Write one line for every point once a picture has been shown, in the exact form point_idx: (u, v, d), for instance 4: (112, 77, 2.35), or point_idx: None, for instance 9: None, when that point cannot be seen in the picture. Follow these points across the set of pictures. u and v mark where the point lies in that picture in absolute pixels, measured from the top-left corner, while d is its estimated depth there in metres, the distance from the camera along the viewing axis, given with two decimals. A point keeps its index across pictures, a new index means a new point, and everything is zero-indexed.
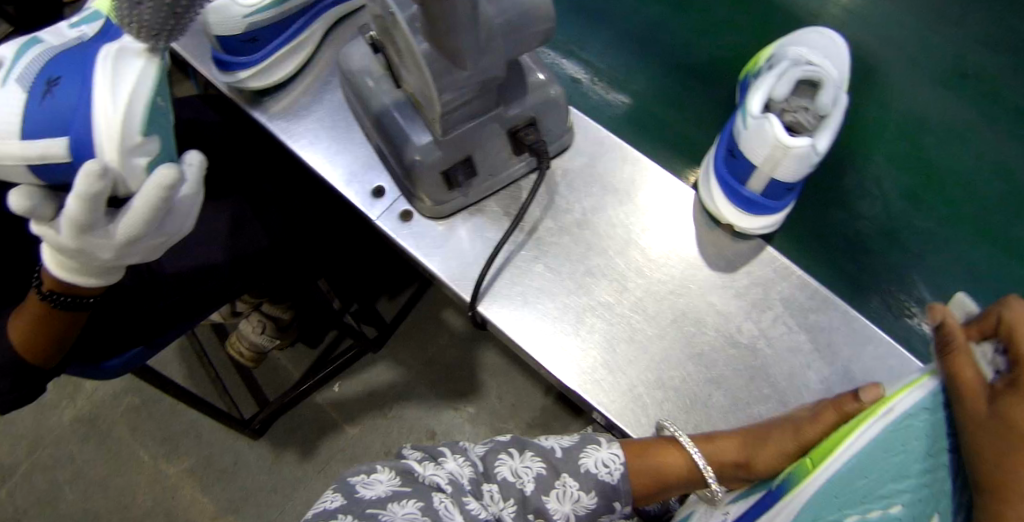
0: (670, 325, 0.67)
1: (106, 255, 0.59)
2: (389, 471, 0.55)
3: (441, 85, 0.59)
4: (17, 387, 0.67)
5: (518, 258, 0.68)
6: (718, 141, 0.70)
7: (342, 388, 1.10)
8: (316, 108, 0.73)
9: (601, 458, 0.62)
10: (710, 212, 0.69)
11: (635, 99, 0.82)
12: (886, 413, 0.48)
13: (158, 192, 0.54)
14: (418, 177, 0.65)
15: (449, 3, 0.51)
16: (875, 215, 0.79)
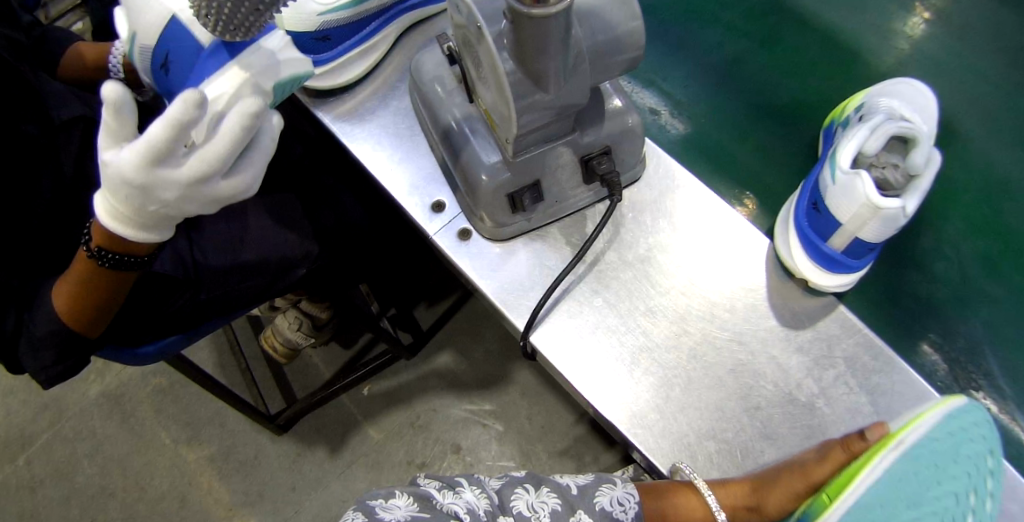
0: (727, 376, 0.62)
1: (169, 197, 0.56)
2: (407, 498, 0.56)
3: (520, 106, 0.57)
4: (61, 359, 0.68)
5: (577, 290, 0.64)
6: (801, 191, 0.68)
7: (370, 392, 1.08)
8: (380, 112, 0.71)
9: (616, 497, 0.62)
10: (784, 264, 0.66)
11: (707, 133, 0.79)
12: (897, 447, 0.59)
13: (240, 121, 0.53)
14: (484, 198, 0.63)
15: (544, 24, 0.49)
16: (950, 276, 0.75)
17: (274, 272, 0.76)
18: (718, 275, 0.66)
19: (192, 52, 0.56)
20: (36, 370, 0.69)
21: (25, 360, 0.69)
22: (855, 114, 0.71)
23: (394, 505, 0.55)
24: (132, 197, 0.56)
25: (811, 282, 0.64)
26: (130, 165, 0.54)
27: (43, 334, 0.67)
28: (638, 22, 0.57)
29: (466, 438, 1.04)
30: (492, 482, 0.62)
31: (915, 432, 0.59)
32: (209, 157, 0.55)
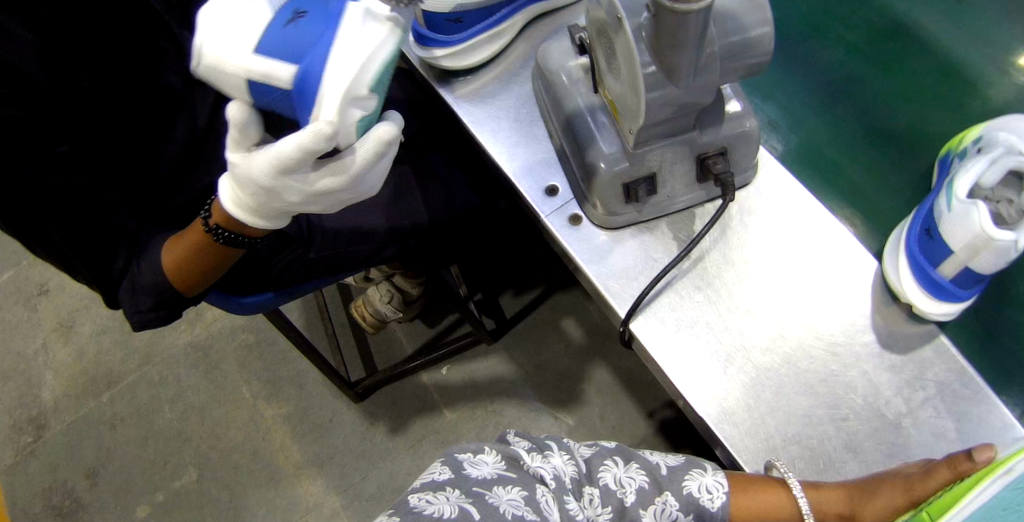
0: (817, 385, 0.63)
1: (293, 199, 0.60)
2: (496, 455, 0.56)
3: (648, 98, 0.58)
4: (158, 307, 0.71)
5: (678, 284, 0.66)
6: (912, 217, 0.68)
7: (448, 372, 1.14)
8: (501, 96, 0.74)
9: (705, 483, 0.60)
10: (892, 288, 0.66)
11: (808, 143, 0.82)
12: (1003, 474, 0.47)
13: (376, 147, 0.57)
14: (599, 185, 0.65)
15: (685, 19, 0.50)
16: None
17: (382, 239, 0.80)
18: (819, 287, 0.66)
19: (283, 99, 0.51)
20: (129, 311, 0.71)
21: (121, 301, 0.71)
22: (972, 147, 0.70)
23: (481, 462, 0.55)
24: (261, 197, 0.60)
25: (916, 307, 0.64)
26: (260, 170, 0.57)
27: (145, 283, 0.69)
28: (770, 25, 0.58)
29: (534, 428, 1.08)
30: (577, 449, 0.62)
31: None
32: (337, 173, 0.58)
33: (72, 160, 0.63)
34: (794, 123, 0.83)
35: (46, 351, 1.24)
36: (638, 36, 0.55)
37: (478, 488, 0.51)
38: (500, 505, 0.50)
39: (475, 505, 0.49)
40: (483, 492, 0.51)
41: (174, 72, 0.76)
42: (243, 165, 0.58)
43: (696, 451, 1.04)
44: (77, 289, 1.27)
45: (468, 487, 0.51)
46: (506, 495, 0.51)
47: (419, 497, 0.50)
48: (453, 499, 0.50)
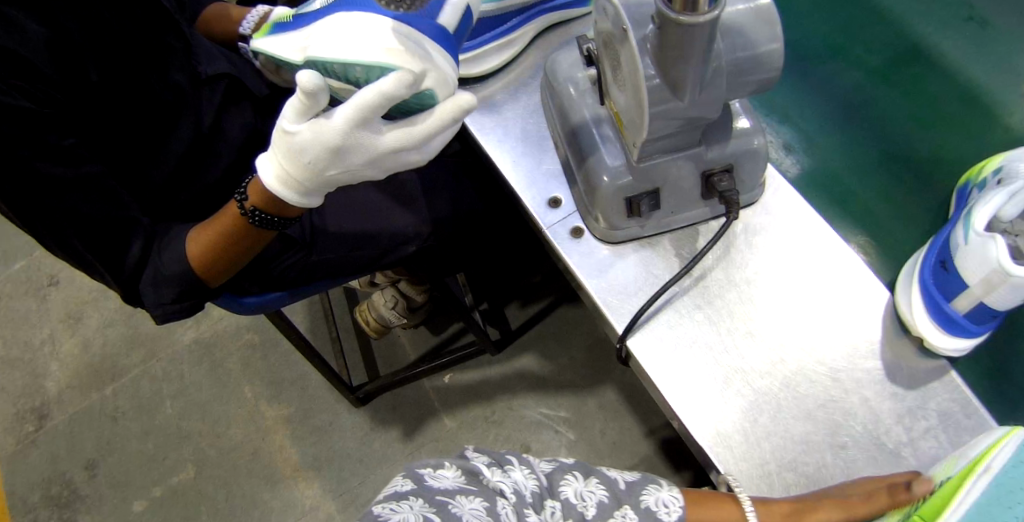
0: (817, 411, 0.61)
1: (359, 161, 0.60)
2: (456, 470, 0.54)
3: (653, 113, 0.57)
4: (182, 298, 0.71)
5: (677, 301, 0.65)
6: (927, 249, 0.65)
7: (451, 379, 1.13)
8: (509, 106, 0.74)
9: (661, 497, 0.60)
10: (902, 321, 0.64)
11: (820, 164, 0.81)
12: (985, 472, 0.54)
13: (453, 110, 0.58)
14: (601, 198, 0.64)
15: (689, 33, 0.50)
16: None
17: (385, 245, 0.80)
18: (826, 312, 0.65)
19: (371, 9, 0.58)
20: (151, 304, 0.71)
21: (143, 295, 0.71)
22: (993, 178, 0.68)
23: (441, 474, 0.54)
24: (325, 160, 0.59)
25: (927, 341, 0.62)
26: (335, 131, 0.57)
27: (168, 273, 0.69)
28: (781, 42, 0.57)
29: (536, 440, 1.07)
30: (537, 464, 0.60)
31: (999, 456, 0.54)
32: (414, 135, 0.59)
33: (79, 152, 0.64)
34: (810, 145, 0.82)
35: (53, 342, 1.26)
36: (644, 47, 0.55)
37: (435, 497, 0.50)
38: (465, 515, 0.49)
39: (436, 513, 0.48)
40: (444, 501, 0.50)
41: (185, 70, 0.77)
42: (316, 126, 0.57)
43: (697, 471, 1.02)
44: (86, 282, 1.29)
45: (427, 494, 0.51)
46: (470, 507, 0.50)
47: (384, 506, 0.49)
48: (417, 506, 0.49)
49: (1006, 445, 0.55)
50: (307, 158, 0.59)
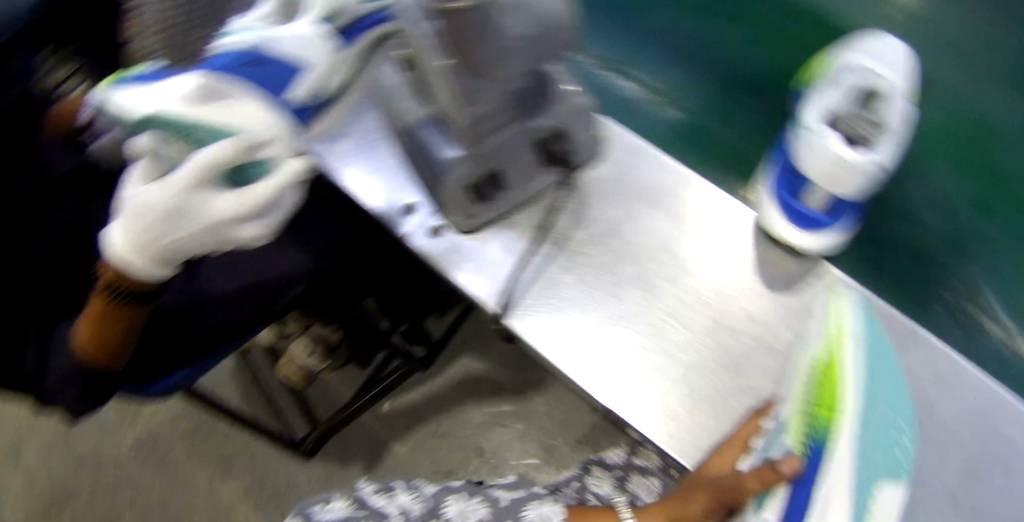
0: (708, 334, 0.65)
1: (191, 227, 0.57)
2: (345, 501, 0.60)
3: (471, 100, 0.59)
4: (86, 392, 0.71)
5: (545, 273, 0.67)
6: (773, 157, 0.71)
7: (390, 407, 1.13)
8: (349, 133, 0.75)
9: (544, 512, 0.57)
10: (766, 232, 0.68)
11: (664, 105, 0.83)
12: (853, 335, 0.54)
13: (285, 179, 0.56)
14: (446, 193, 0.65)
15: None
16: (941, 221, 0.77)
17: (268, 295, 0.80)
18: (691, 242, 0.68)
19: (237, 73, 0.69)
20: (66, 404, 0.72)
21: (54, 397, 0.73)
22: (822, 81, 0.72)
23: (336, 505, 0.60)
24: (159, 225, 0.56)
25: (795, 245, 0.66)
26: (169, 189, 0.55)
27: (65, 371, 0.71)
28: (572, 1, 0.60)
29: (488, 443, 1.09)
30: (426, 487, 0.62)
31: (851, 321, 0.56)
32: (248, 202, 0.57)
33: None
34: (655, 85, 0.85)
35: None
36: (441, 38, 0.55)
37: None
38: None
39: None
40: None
41: (32, 177, 0.75)
42: (152, 189, 0.55)
43: None
44: (8, 412, 1.25)
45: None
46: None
47: None
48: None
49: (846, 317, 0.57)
50: (144, 220, 0.56)
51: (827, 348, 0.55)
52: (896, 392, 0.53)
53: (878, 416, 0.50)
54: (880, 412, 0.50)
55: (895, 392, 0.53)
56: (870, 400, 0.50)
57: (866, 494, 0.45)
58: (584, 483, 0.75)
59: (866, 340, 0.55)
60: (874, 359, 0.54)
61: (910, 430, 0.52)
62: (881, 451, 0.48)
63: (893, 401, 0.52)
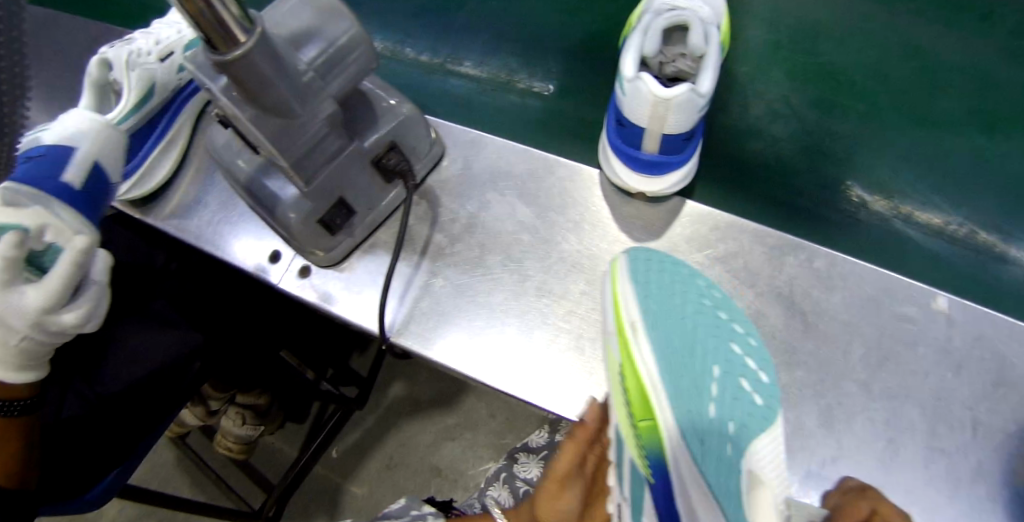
0: (583, 298, 0.67)
1: (17, 324, 0.58)
2: None
3: (284, 143, 0.58)
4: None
5: (415, 282, 0.68)
6: (607, 114, 0.74)
7: (340, 452, 1.11)
8: (202, 202, 0.77)
9: None
10: (621, 188, 0.72)
11: (503, 91, 0.86)
12: (636, 327, 0.57)
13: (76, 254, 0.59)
14: (298, 233, 0.67)
15: (250, 64, 0.49)
16: (788, 131, 0.89)
17: (172, 375, 0.72)
18: (546, 215, 0.70)
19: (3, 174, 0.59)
20: None
21: None
22: (637, 33, 0.75)
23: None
24: None
25: (648, 191, 0.71)
26: None
27: None
28: (352, 22, 0.60)
29: (443, 458, 1.10)
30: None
31: (630, 309, 0.58)
32: (50, 289, 0.59)
33: None
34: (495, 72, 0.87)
35: None
36: (231, 95, 0.54)
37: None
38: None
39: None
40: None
41: None
42: None
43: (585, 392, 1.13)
44: None
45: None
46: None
47: None
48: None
49: (621, 288, 0.59)
50: None
51: (621, 349, 0.59)
52: (710, 341, 0.58)
53: (690, 378, 0.56)
54: (689, 374, 0.56)
55: (694, 349, 0.57)
56: (678, 373, 0.56)
57: (729, 468, 0.54)
58: (511, 472, 0.77)
59: (650, 323, 0.57)
60: (669, 341, 0.57)
61: (723, 368, 0.57)
62: (716, 429, 0.55)
63: (721, 352, 0.57)
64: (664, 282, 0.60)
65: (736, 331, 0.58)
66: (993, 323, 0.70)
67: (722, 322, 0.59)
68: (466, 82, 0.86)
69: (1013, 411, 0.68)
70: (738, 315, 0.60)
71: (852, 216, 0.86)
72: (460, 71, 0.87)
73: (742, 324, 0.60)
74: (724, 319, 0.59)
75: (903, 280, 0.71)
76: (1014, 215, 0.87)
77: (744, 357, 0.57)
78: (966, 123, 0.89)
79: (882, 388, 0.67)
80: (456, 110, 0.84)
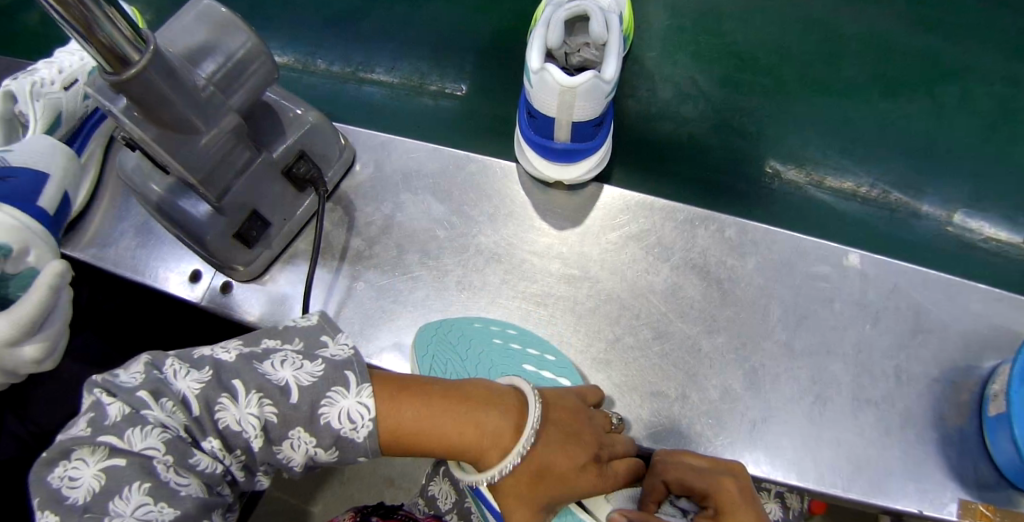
0: (503, 288, 0.69)
1: None
2: None
3: (187, 159, 0.57)
4: None
5: (336, 286, 0.69)
6: (521, 108, 0.75)
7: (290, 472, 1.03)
8: (121, 230, 0.76)
9: (347, 410, 0.50)
10: (539, 179, 0.73)
11: (417, 92, 0.90)
12: None
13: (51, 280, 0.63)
14: (215, 249, 0.66)
15: (143, 81, 0.49)
16: (700, 112, 0.92)
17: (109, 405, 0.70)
18: (462, 208, 0.72)
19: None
20: None
21: None
22: (540, 26, 0.77)
23: (186, 377, 0.49)
24: None
25: (563, 180, 0.72)
26: None
27: None
28: (249, 33, 0.60)
29: (396, 467, 1.03)
30: (280, 371, 0.50)
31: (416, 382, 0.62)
32: (16, 320, 0.60)
33: None
34: (408, 76, 0.90)
35: None
36: (133, 117, 0.53)
37: (165, 432, 0.46)
38: (204, 463, 0.47)
39: (173, 467, 0.46)
40: (183, 441, 0.47)
41: None
42: None
43: None
44: None
45: (151, 435, 0.45)
46: (203, 444, 0.48)
47: None
48: (95, 460, 0.44)
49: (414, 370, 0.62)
50: None
51: None
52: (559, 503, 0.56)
53: None
54: None
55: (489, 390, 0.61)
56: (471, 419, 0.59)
57: None
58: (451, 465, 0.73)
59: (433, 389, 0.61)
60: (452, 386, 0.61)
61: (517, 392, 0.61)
62: None
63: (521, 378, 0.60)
64: (444, 339, 0.65)
65: (528, 353, 0.64)
66: (906, 273, 0.72)
67: (512, 351, 0.64)
68: (380, 89, 0.90)
69: (932, 355, 0.70)
70: (527, 337, 0.66)
71: (767, 188, 0.90)
72: (373, 79, 0.90)
73: (536, 345, 0.65)
74: (515, 347, 0.65)
75: (816, 240, 0.72)
76: (921, 171, 0.91)
77: (534, 371, 0.63)
78: (864, 90, 0.94)
79: (803, 346, 0.69)
80: (377, 121, 0.88)
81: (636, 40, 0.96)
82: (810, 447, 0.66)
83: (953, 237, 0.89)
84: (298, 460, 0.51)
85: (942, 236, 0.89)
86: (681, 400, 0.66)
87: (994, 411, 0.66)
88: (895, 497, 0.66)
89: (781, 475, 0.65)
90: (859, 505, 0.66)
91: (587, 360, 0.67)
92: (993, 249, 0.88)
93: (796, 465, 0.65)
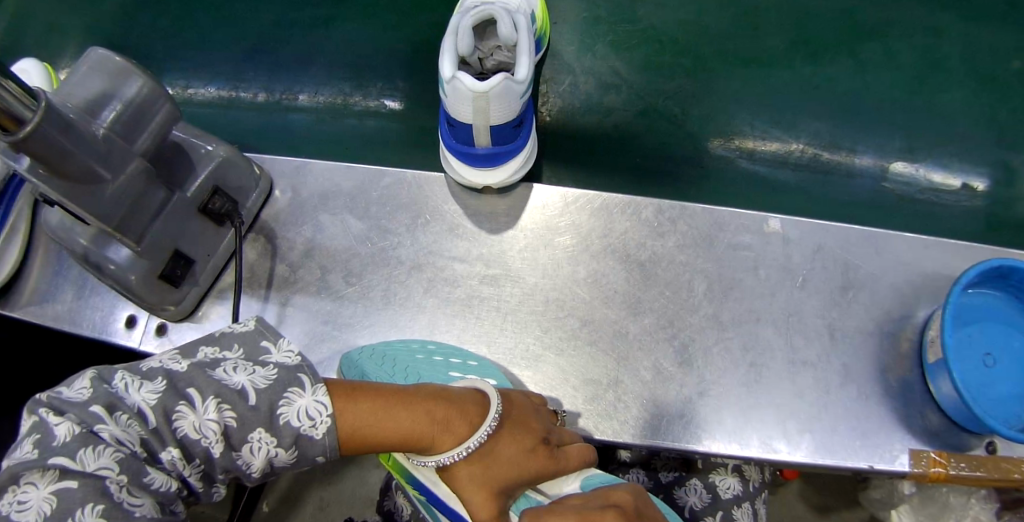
0: (426, 297, 0.70)
1: None
2: None
3: (96, 209, 0.58)
4: None
5: (267, 314, 0.70)
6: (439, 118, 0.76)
7: (271, 505, 1.01)
8: (58, 286, 0.76)
9: (303, 409, 0.50)
10: (468, 186, 0.73)
11: (339, 115, 0.92)
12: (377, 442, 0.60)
13: None
14: (139, 293, 0.67)
15: (38, 137, 0.49)
16: (624, 100, 0.94)
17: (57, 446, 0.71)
18: (384, 221, 0.73)
19: None
20: None
21: None
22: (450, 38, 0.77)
23: (139, 389, 0.47)
24: None
25: (491, 184, 0.72)
26: None
27: None
28: (144, 76, 0.58)
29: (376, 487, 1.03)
30: (235, 377, 0.50)
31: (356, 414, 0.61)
32: None
33: None
34: (331, 100, 0.92)
35: None
36: (39, 175, 0.53)
37: (119, 450, 0.44)
38: (159, 481, 0.45)
39: (127, 486, 0.43)
40: (139, 456, 0.45)
41: None
42: None
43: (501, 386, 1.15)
44: None
45: (104, 454, 0.43)
46: (160, 455, 0.46)
47: None
48: (46, 482, 0.41)
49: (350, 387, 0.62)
50: None
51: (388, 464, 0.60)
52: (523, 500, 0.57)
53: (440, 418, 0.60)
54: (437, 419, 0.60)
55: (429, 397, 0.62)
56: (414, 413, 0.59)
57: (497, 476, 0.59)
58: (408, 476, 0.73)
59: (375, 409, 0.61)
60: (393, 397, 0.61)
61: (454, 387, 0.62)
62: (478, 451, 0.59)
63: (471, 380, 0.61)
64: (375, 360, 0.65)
65: (451, 362, 0.65)
66: (830, 232, 0.73)
67: (433, 363, 0.65)
68: (304, 115, 0.92)
69: (865, 310, 0.71)
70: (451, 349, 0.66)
71: (699, 165, 0.91)
72: (297, 106, 0.92)
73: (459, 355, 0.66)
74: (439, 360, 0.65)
75: (736, 210, 0.73)
76: (849, 131, 0.91)
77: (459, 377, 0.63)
78: (785, 58, 0.94)
79: (731, 316, 0.69)
80: (307, 147, 0.90)
81: (552, 35, 0.97)
82: (751, 415, 0.66)
83: (890, 190, 0.89)
84: (256, 465, 0.49)
85: (877, 191, 0.89)
86: (615, 385, 0.66)
87: (933, 358, 0.67)
88: (842, 455, 0.66)
89: (725, 447, 0.65)
90: (808, 467, 0.66)
91: (518, 356, 0.67)
92: (928, 199, 0.89)
93: (737, 436, 0.65)
